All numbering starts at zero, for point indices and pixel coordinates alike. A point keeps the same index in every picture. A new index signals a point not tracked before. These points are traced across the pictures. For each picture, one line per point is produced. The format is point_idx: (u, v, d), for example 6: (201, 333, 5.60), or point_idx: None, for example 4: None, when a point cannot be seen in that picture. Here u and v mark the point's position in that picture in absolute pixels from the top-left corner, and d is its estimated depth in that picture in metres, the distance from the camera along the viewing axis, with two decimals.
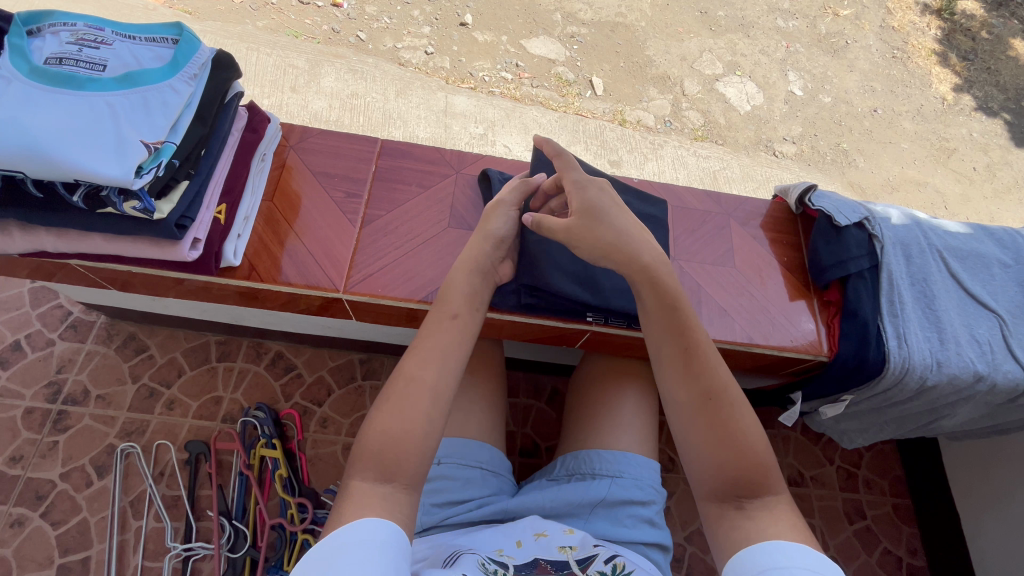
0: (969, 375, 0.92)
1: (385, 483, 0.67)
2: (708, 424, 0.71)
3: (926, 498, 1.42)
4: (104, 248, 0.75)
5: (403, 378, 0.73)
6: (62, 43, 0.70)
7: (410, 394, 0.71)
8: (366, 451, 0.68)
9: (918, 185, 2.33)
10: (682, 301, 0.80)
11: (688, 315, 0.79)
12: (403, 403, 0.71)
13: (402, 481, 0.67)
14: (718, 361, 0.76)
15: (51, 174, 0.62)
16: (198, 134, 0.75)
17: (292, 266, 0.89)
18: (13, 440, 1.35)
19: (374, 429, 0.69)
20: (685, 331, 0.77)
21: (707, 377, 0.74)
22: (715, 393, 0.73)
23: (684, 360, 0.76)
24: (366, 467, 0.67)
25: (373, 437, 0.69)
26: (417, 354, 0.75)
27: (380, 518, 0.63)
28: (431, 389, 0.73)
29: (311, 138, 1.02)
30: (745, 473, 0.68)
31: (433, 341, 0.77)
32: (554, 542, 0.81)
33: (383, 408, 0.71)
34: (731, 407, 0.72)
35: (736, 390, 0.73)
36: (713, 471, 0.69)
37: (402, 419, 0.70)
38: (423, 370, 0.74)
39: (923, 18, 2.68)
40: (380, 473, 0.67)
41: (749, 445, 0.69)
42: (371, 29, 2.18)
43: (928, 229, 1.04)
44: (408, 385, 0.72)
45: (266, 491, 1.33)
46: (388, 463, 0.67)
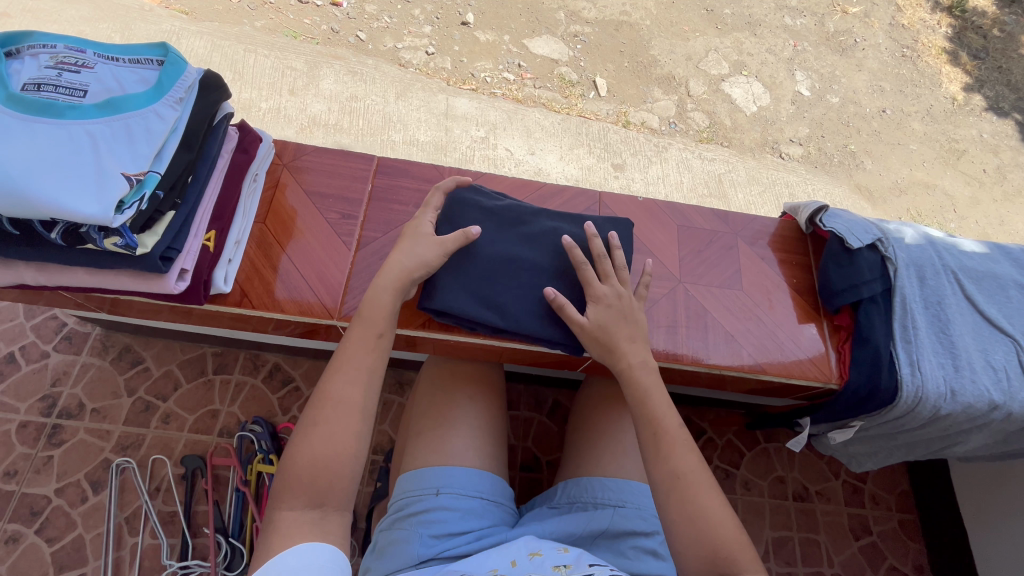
0: (983, 404, 0.89)
1: (313, 509, 0.66)
2: (677, 507, 0.70)
3: (935, 515, 1.39)
4: (86, 281, 0.73)
5: (331, 400, 0.71)
6: (41, 67, 0.69)
7: (338, 418, 0.70)
8: (294, 475, 0.67)
9: (926, 187, 2.28)
10: (650, 391, 0.79)
11: (657, 402, 0.78)
12: (331, 430, 0.69)
13: (332, 505, 0.67)
14: (685, 445, 0.74)
15: (24, 211, 0.59)
16: (184, 161, 0.72)
17: (284, 290, 0.87)
18: (8, 455, 1.34)
19: (302, 461, 0.67)
20: (648, 418, 0.77)
21: (673, 462, 0.72)
22: (678, 477, 0.71)
23: (653, 446, 0.74)
24: (296, 494, 0.66)
25: (302, 465, 0.67)
26: (342, 374, 0.73)
27: (312, 542, 0.64)
28: (359, 411, 0.71)
29: (307, 155, 0.99)
30: (722, 550, 0.67)
31: (357, 360, 0.75)
32: (549, 561, 0.77)
33: (311, 434, 0.69)
34: (696, 490, 0.70)
35: (701, 474, 0.72)
36: (692, 548, 0.67)
37: (333, 445, 0.69)
38: (347, 391, 0.72)
39: (934, 15, 2.63)
40: (311, 499, 0.66)
41: (722, 526, 0.68)
42: (371, 28, 2.14)
43: (943, 249, 1.01)
44: (336, 410, 0.70)
45: (263, 507, 1.31)
46: (318, 490, 0.66)
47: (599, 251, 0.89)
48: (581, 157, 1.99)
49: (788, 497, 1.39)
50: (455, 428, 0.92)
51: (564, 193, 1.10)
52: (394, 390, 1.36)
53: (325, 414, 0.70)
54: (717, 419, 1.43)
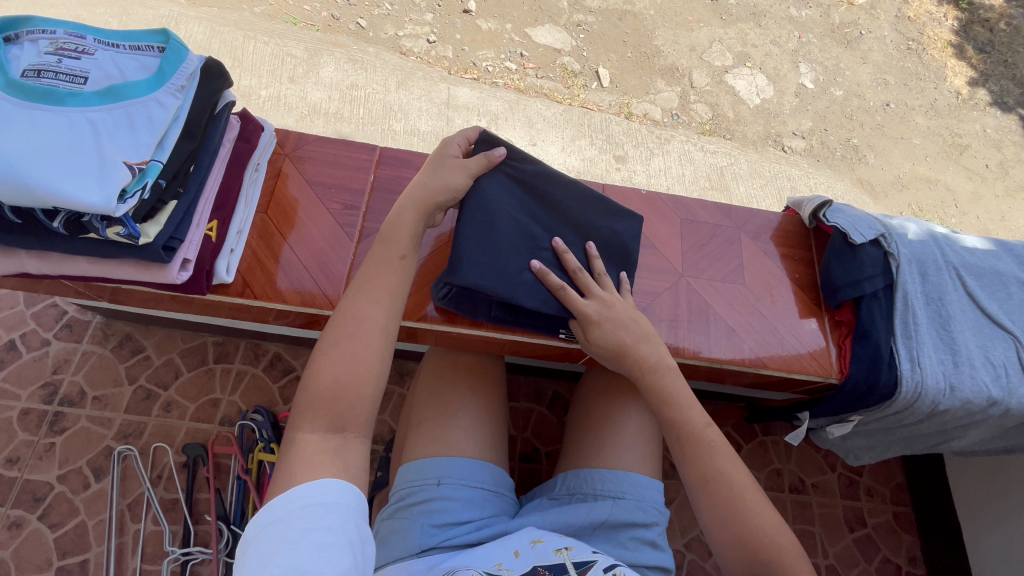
0: (982, 400, 0.90)
1: (332, 433, 0.66)
2: (714, 509, 0.73)
3: (929, 508, 1.40)
4: (88, 270, 0.72)
5: (352, 318, 0.72)
6: (41, 54, 0.68)
7: (360, 335, 0.71)
8: (317, 394, 0.67)
9: (928, 182, 2.28)
10: (671, 392, 0.81)
11: (685, 406, 0.80)
12: (352, 349, 0.70)
13: (352, 432, 0.67)
14: (711, 446, 0.76)
15: (27, 200, 0.59)
16: (185, 150, 0.72)
17: (287, 280, 0.87)
18: (10, 441, 1.34)
19: (324, 379, 0.68)
20: (676, 421, 0.79)
21: (704, 467, 0.75)
22: (710, 479, 0.74)
23: (682, 452, 0.77)
24: (318, 416, 0.66)
25: (326, 385, 0.67)
26: (363, 296, 0.75)
27: (336, 479, 0.62)
28: (379, 330, 0.73)
29: (307, 145, 0.99)
30: (758, 551, 0.71)
31: (376, 281, 0.76)
32: (552, 546, 0.79)
33: (333, 355, 0.69)
34: (730, 493, 0.73)
35: (736, 474, 0.75)
36: (731, 550, 0.72)
37: (355, 364, 0.69)
38: (369, 310, 0.73)
39: (940, 8, 2.60)
40: (331, 420, 0.66)
41: (759, 527, 0.71)
42: (372, 16, 2.11)
43: (945, 245, 1.01)
44: (359, 327, 0.72)
45: (264, 495, 1.32)
46: (341, 410, 0.67)
47: (572, 269, 0.88)
48: (583, 148, 1.98)
49: (784, 489, 1.40)
50: (455, 419, 0.93)
51: None
52: (395, 380, 1.37)
53: (347, 332, 0.71)
54: (715, 412, 1.44)
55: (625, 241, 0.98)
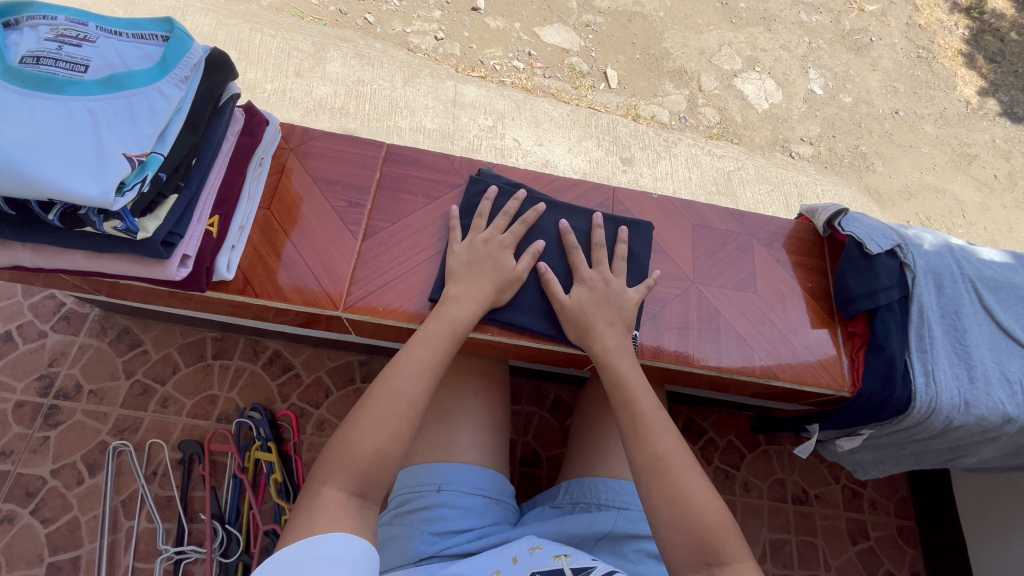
0: (997, 416, 0.88)
1: (355, 497, 0.66)
2: (656, 486, 0.69)
3: (934, 523, 1.38)
4: (85, 265, 0.70)
5: (397, 396, 0.71)
6: (40, 39, 0.65)
7: (403, 412, 0.71)
8: (352, 460, 0.67)
9: (936, 192, 2.26)
10: (624, 375, 0.80)
11: (631, 385, 0.79)
12: (395, 426, 0.70)
13: (373, 497, 0.67)
14: (664, 428, 0.74)
15: (21, 191, 0.56)
16: (188, 143, 0.69)
17: (289, 278, 0.85)
18: (4, 434, 1.33)
19: (363, 450, 0.67)
20: (627, 400, 0.77)
21: (653, 445, 0.72)
22: (660, 459, 0.70)
23: (632, 430, 0.74)
24: (348, 479, 0.66)
25: (365, 454, 0.67)
26: (409, 369, 0.74)
27: (347, 535, 0.61)
28: (421, 410, 0.73)
29: (313, 140, 0.96)
30: (703, 538, 0.65)
31: (424, 357, 0.76)
32: (550, 552, 0.77)
33: (374, 426, 0.69)
34: (674, 472, 0.69)
35: (683, 455, 0.71)
36: (676, 536, 0.65)
37: (395, 438, 0.69)
38: (414, 388, 0.73)
39: (952, 16, 2.57)
40: (359, 485, 0.66)
41: (706, 511, 0.66)
42: (380, 11, 2.09)
43: (961, 257, 0.99)
44: (404, 403, 0.71)
45: (260, 494, 1.30)
46: (372, 480, 0.67)
47: (568, 247, 0.91)
48: (589, 150, 1.96)
49: (787, 500, 1.38)
50: (457, 425, 0.91)
51: (578, 186, 1.06)
52: None
53: (390, 408, 0.71)
54: (719, 420, 1.42)
55: (633, 247, 0.97)
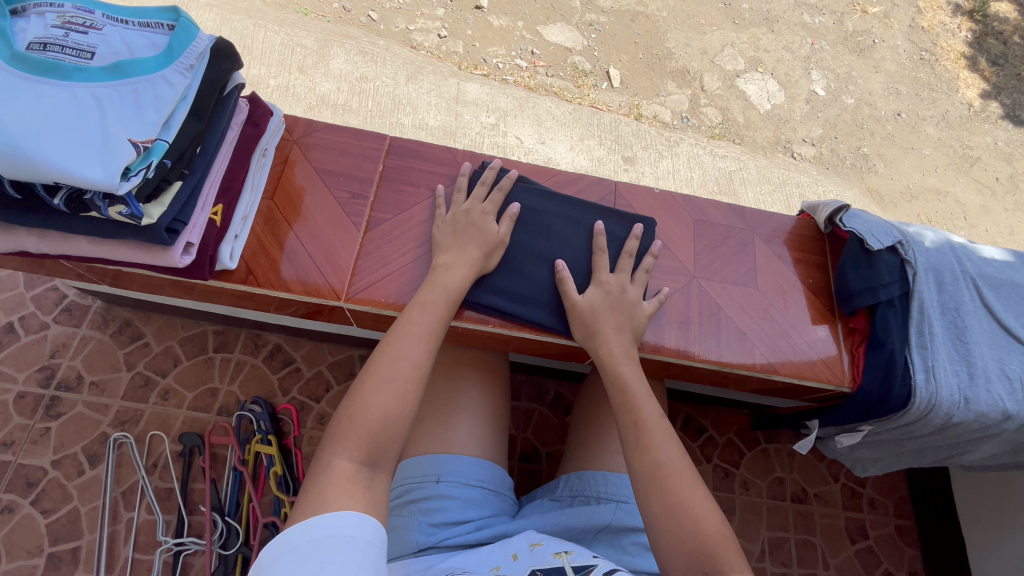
0: (996, 413, 0.88)
1: (367, 467, 0.66)
2: (654, 494, 0.69)
3: (933, 523, 1.38)
4: (90, 251, 0.70)
5: (399, 360, 0.73)
6: (47, 26, 0.66)
7: (407, 375, 0.72)
8: (361, 429, 0.67)
9: (938, 194, 2.26)
10: (628, 381, 0.80)
11: (636, 391, 0.79)
12: (400, 389, 0.71)
13: (384, 465, 0.67)
14: (666, 435, 0.74)
15: (27, 175, 0.57)
16: (192, 131, 0.70)
17: (291, 269, 0.85)
18: (5, 425, 1.34)
19: (371, 417, 0.68)
20: (629, 408, 0.77)
21: (656, 452, 0.71)
22: (661, 466, 0.70)
23: (634, 436, 0.74)
24: (358, 446, 0.66)
25: (373, 419, 0.68)
26: (408, 335, 0.76)
27: (358, 513, 0.60)
28: (424, 373, 0.74)
29: (317, 132, 0.97)
30: (702, 546, 0.64)
31: (423, 323, 0.78)
32: (551, 549, 0.77)
33: (379, 392, 0.70)
34: (673, 480, 0.69)
35: (683, 462, 0.71)
36: (675, 545, 0.65)
37: (400, 401, 0.70)
38: (414, 353, 0.74)
39: (955, 18, 2.57)
40: (370, 453, 0.67)
41: (705, 521, 0.66)
42: (383, 9, 2.10)
43: (962, 254, 0.99)
44: (406, 366, 0.73)
45: (260, 487, 1.31)
46: (382, 445, 0.67)
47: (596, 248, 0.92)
48: (591, 148, 1.96)
49: (786, 498, 1.38)
50: (458, 417, 0.91)
51: (580, 181, 1.07)
52: None
53: (394, 374, 0.72)
54: (718, 417, 1.42)
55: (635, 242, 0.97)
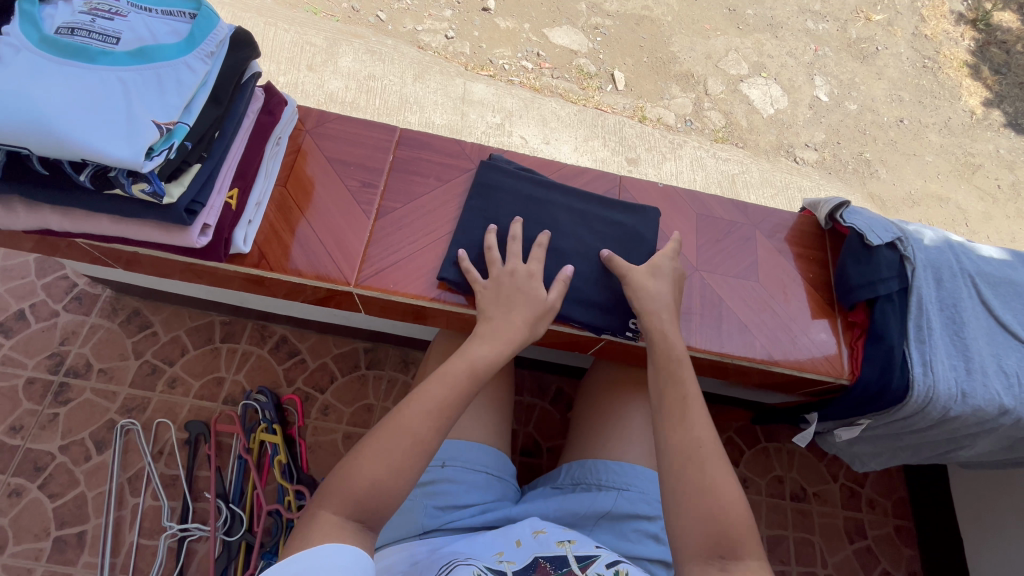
0: (993, 408, 0.89)
1: (350, 525, 0.63)
2: (685, 467, 0.68)
3: (931, 523, 1.39)
4: (110, 229, 0.72)
5: (402, 431, 0.68)
6: (74, 12, 0.68)
7: (407, 450, 0.67)
8: (348, 488, 0.65)
9: (939, 200, 2.27)
10: (677, 353, 0.81)
11: (683, 364, 0.80)
12: (397, 461, 0.66)
13: (369, 529, 0.65)
14: (704, 412, 0.74)
15: (56, 151, 0.59)
16: (212, 116, 0.72)
17: (302, 255, 0.87)
18: (14, 410, 1.36)
19: (357, 480, 0.65)
20: (678, 381, 0.77)
21: (696, 429, 0.71)
22: (700, 443, 0.70)
23: (678, 410, 0.74)
24: (345, 504, 0.64)
25: (362, 484, 0.65)
26: (420, 405, 0.70)
27: (337, 542, 0.60)
28: (427, 451, 0.69)
29: (328, 122, 0.99)
30: (716, 530, 0.63)
31: (437, 394, 0.72)
32: (553, 537, 0.79)
33: (374, 458, 0.66)
34: (705, 455, 0.69)
35: (717, 440, 0.71)
36: (698, 523, 0.64)
37: (394, 475, 0.66)
38: (421, 428, 0.69)
39: (958, 27, 2.59)
40: (352, 516, 0.63)
41: (732, 506, 0.65)
42: (392, 9, 2.13)
43: (961, 252, 1.00)
44: (408, 440, 0.68)
45: (264, 475, 1.32)
46: (366, 511, 0.64)
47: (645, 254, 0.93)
48: (595, 149, 1.99)
49: (785, 497, 1.39)
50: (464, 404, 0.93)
51: (585, 174, 1.09)
52: (400, 368, 1.51)
53: (394, 444, 0.67)
54: (719, 414, 1.44)
55: (640, 231, 0.99)
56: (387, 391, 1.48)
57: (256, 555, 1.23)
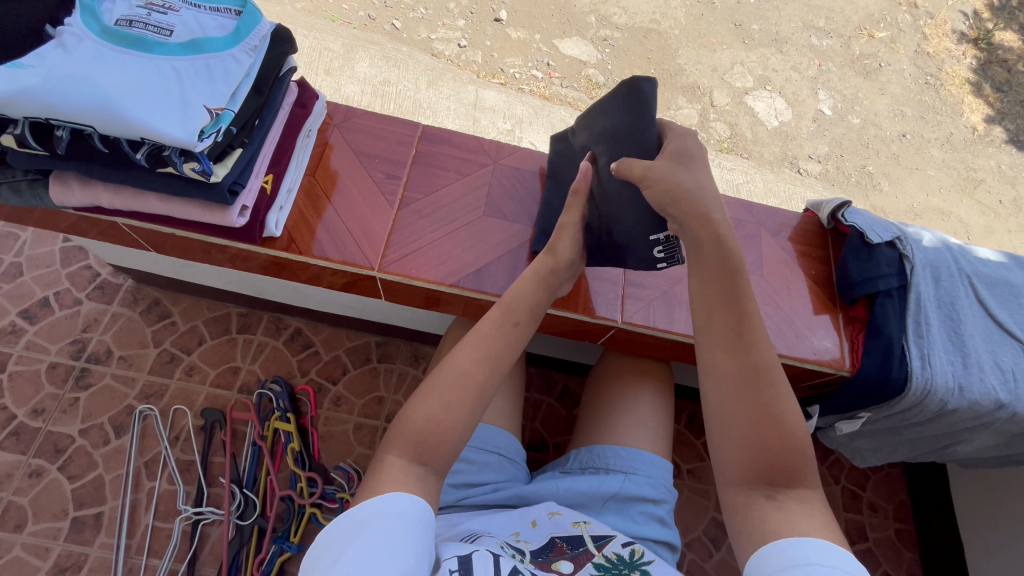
0: (989, 402, 0.92)
1: (418, 464, 0.69)
2: (751, 395, 0.70)
3: (931, 527, 1.41)
4: (156, 207, 0.78)
5: (453, 370, 0.74)
6: (131, 6, 0.74)
7: (457, 386, 0.73)
8: (408, 430, 0.71)
9: (941, 214, 2.31)
10: (737, 268, 0.78)
11: (743, 280, 0.78)
12: (448, 397, 0.72)
13: (433, 465, 0.70)
14: (764, 338, 0.75)
15: (118, 131, 0.64)
16: (254, 105, 0.77)
17: (327, 240, 0.91)
18: (37, 393, 1.40)
19: (417, 420, 0.71)
20: (743, 300, 0.76)
21: (758, 356, 0.73)
22: (762, 371, 0.72)
23: (739, 334, 0.74)
24: (404, 443, 0.69)
25: (417, 421, 0.71)
26: (469, 349, 0.76)
27: (398, 492, 0.65)
28: (477, 388, 0.74)
29: (355, 118, 1.04)
30: (778, 459, 0.67)
31: (484, 340, 0.77)
32: (570, 518, 0.84)
33: (428, 398, 0.72)
34: (773, 384, 0.71)
35: (777, 369, 0.72)
36: (755, 453, 0.68)
37: (446, 409, 0.71)
38: (470, 367, 0.74)
39: (960, 45, 2.65)
40: (419, 453, 0.69)
41: (793, 436, 0.68)
42: (407, 18, 2.20)
43: (959, 254, 1.04)
44: (458, 377, 0.73)
45: (277, 462, 1.35)
46: (426, 446, 0.69)
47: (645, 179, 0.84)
48: None
49: None
50: None
51: None
52: (411, 362, 1.54)
53: (447, 385, 0.73)
54: None
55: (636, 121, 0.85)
56: (398, 384, 1.51)
57: (268, 539, 1.26)
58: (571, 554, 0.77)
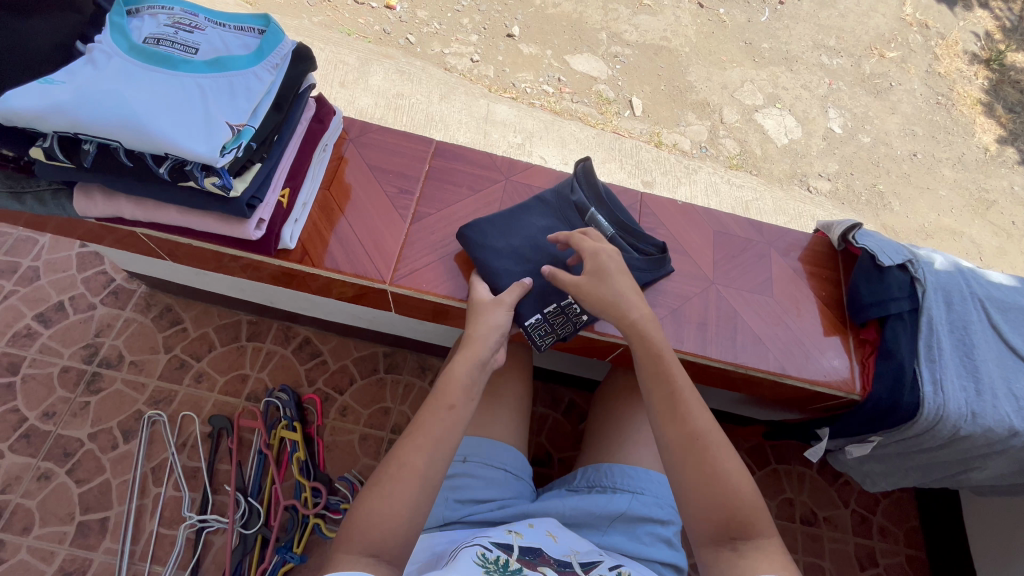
0: (1003, 429, 0.91)
1: (369, 556, 0.64)
2: (697, 465, 0.70)
3: (944, 554, 1.38)
4: (177, 219, 0.80)
5: (397, 465, 0.70)
6: (159, 26, 0.77)
7: (399, 480, 0.69)
8: (352, 530, 0.65)
9: (954, 234, 2.30)
10: (656, 346, 0.80)
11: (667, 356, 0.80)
12: (392, 490, 0.68)
13: (387, 556, 0.65)
14: (698, 403, 0.75)
15: (143, 145, 0.66)
16: (274, 120, 0.78)
17: (341, 252, 0.92)
18: (49, 396, 1.41)
19: (360, 520, 0.66)
20: (665, 372, 0.78)
21: (692, 423, 0.73)
22: (698, 437, 0.72)
23: (668, 406, 0.75)
24: (354, 539, 0.65)
25: (357, 523, 0.66)
26: (408, 439, 0.72)
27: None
28: (419, 479, 0.69)
29: (370, 133, 1.06)
30: (734, 517, 0.66)
31: (428, 431, 0.73)
32: (564, 544, 0.82)
33: (368, 497, 0.68)
34: (717, 450, 0.70)
35: (714, 432, 0.72)
36: (704, 512, 0.67)
37: (389, 505, 0.67)
38: (411, 456, 0.71)
39: (972, 66, 2.65)
40: (370, 543, 0.64)
41: (739, 492, 0.68)
42: (421, 33, 2.24)
43: (971, 278, 1.03)
44: (400, 469, 0.69)
45: (282, 471, 1.36)
46: (375, 540, 0.65)
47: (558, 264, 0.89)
48: (613, 171, 2.03)
49: (795, 520, 1.39)
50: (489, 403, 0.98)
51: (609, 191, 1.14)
52: (418, 374, 1.54)
53: (387, 480, 0.69)
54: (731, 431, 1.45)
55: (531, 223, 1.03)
56: (404, 395, 1.51)
57: (272, 549, 1.25)
58: (556, 567, 0.76)
